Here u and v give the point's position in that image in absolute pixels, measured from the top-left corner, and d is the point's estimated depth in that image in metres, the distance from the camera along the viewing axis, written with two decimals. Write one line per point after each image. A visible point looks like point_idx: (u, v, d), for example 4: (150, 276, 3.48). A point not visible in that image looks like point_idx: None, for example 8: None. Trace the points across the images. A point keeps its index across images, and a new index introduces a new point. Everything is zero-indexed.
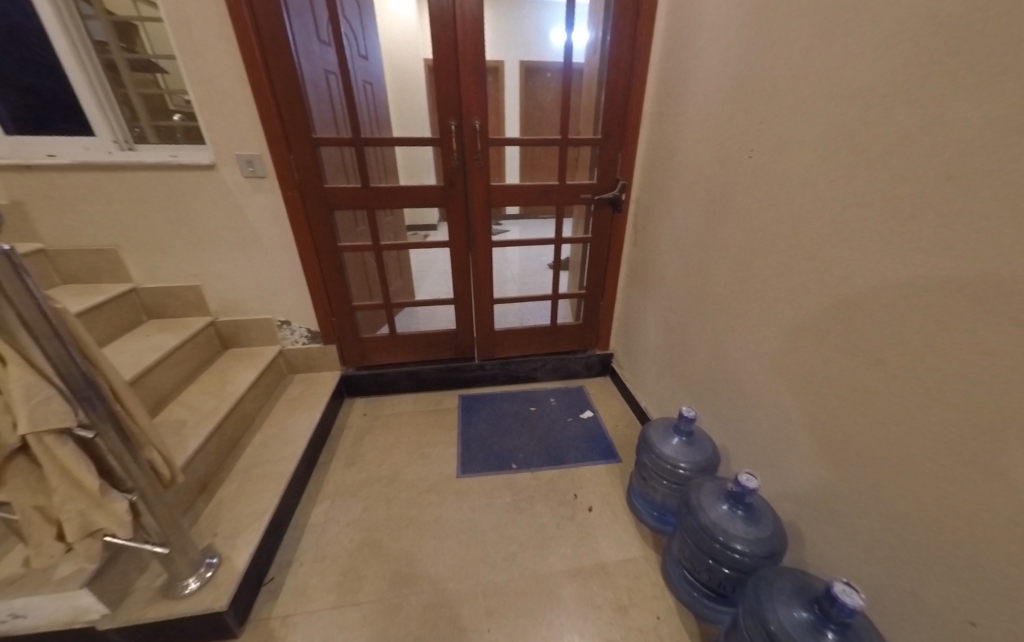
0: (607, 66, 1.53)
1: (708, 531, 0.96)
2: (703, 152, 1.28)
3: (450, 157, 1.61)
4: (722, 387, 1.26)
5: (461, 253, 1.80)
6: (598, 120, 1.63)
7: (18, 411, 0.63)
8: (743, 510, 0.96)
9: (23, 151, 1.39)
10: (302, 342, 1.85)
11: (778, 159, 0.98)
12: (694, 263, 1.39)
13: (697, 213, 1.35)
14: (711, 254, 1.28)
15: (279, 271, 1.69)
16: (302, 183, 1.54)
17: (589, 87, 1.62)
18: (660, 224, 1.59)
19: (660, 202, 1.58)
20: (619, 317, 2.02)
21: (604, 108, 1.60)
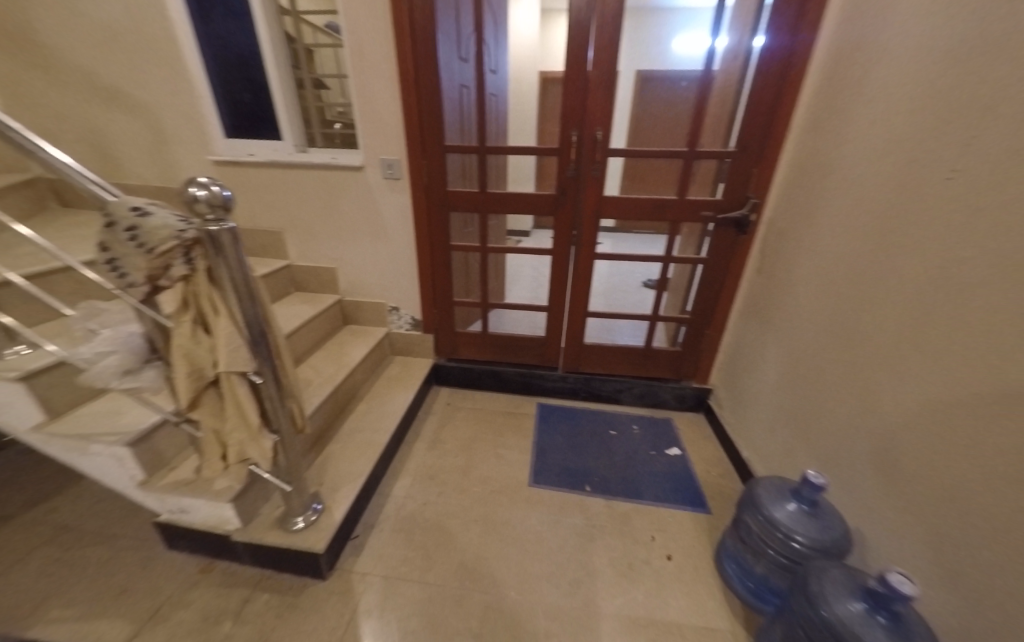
0: (757, 75, 1.40)
1: (833, 629, 0.81)
2: (872, 176, 1.11)
3: (566, 167, 1.63)
4: (871, 456, 1.07)
5: (563, 261, 1.80)
6: (736, 131, 1.50)
7: (221, 353, 0.81)
8: (887, 617, 0.78)
9: (232, 150, 1.73)
10: (405, 328, 2.04)
11: (998, 197, 0.80)
12: (840, 304, 1.21)
13: (853, 245, 1.16)
14: (872, 297, 1.09)
15: (398, 263, 1.89)
16: (428, 185, 1.70)
17: (727, 96, 1.51)
18: (797, 253, 1.41)
19: (800, 225, 1.39)
20: (726, 350, 1.82)
21: (743, 121, 1.47)
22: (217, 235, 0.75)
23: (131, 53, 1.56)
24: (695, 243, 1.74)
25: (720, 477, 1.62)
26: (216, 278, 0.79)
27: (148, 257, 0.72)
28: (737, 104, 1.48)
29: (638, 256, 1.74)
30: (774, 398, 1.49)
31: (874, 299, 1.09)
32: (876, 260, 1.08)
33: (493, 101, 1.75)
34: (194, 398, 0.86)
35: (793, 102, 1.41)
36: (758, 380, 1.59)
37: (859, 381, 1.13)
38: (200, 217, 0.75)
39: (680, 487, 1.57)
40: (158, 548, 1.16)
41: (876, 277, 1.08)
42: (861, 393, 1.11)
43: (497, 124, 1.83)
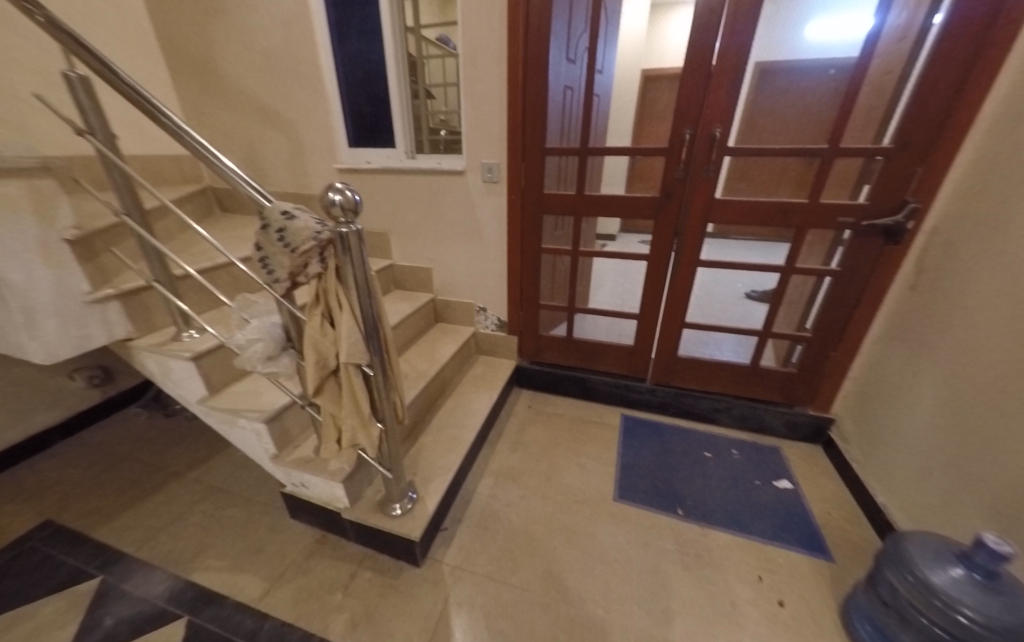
0: (933, 58, 1.18)
1: None
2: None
3: (673, 168, 1.53)
4: None
5: (660, 268, 1.70)
6: (894, 125, 1.28)
7: (342, 347, 0.88)
8: None
9: (352, 159, 1.91)
10: (491, 329, 2.09)
11: None
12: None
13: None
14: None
15: (490, 265, 1.93)
16: (526, 187, 1.71)
17: (888, 83, 1.29)
18: (978, 267, 1.15)
19: (984, 235, 1.14)
20: (857, 376, 1.57)
21: (905, 111, 1.25)
22: (346, 236, 0.81)
23: (281, 77, 1.80)
24: (825, 253, 1.52)
25: (844, 522, 1.39)
26: (342, 276, 0.86)
27: (292, 256, 0.82)
28: (901, 93, 1.27)
29: (754, 265, 1.56)
30: (926, 440, 1.24)
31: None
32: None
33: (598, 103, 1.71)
34: (319, 386, 0.94)
35: (983, 88, 1.16)
36: (903, 416, 1.33)
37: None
38: (333, 220, 0.81)
39: (792, 525, 1.37)
40: (282, 516, 1.31)
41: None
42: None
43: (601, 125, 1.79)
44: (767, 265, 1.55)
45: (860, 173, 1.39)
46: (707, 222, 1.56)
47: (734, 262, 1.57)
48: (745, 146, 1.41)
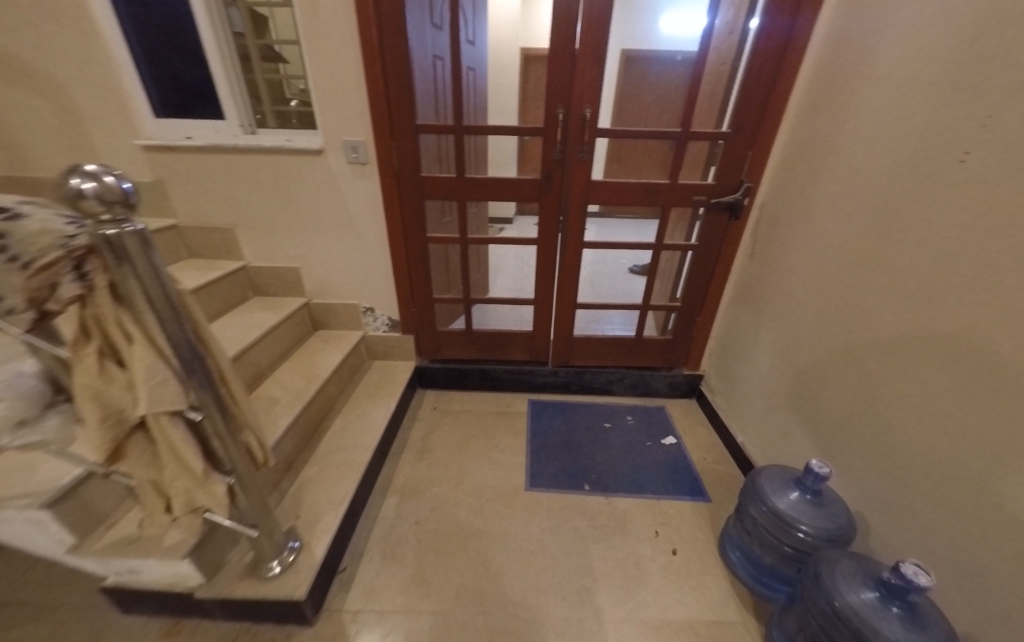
0: (756, 52, 1.33)
1: (848, 623, 0.78)
2: (869, 157, 1.07)
3: (552, 150, 1.50)
4: (870, 440, 1.06)
5: (549, 252, 1.70)
6: (729, 112, 1.44)
7: (139, 391, 0.66)
8: (903, 609, 0.75)
9: (165, 133, 1.50)
10: (382, 330, 1.88)
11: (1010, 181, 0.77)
12: (836, 290, 1.19)
13: (850, 231, 1.14)
14: (870, 283, 1.07)
15: (370, 259, 1.71)
16: (400, 169, 1.53)
17: (721, 75, 1.44)
18: (790, 238, 1.38)
19: (795, 209, 1.36)
20: (717, 336, 1.81)
21: (736, 100, 1.41)
22: (117, 239, 0.59)
23: (24, 14, 1.28)
24: (686, 229, 1.68)
25: (717, 464, 1.60)
26: (122, 295, 0.63)
27: (22, 274, 0.55)
28: (733, 84, 1.42)
29: (632, 245, 1.66)
30: (770, 385, 1.47)
31: (875, 288, 1.06)
32: (878, 246, 1.05)
33: (470, 80, 1.62)
34: (118, 446, 0.72)
35: (790, 82, 1.35)
36: (753, 367, 1.56)
37: (856, 368, 1.12)
38: (90, 218, 0.59)
39: (678, 477, 1.53)
40: (109, 615, 0.99)
41: (878, 263, 1.05)
42: (860, 380, 1.10)
43: (474, 101, 1.68)
44: (641, 245, 1.66)
45: (706, 156, 1.55)
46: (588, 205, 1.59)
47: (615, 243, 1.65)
48: (613, 129, 1.45)
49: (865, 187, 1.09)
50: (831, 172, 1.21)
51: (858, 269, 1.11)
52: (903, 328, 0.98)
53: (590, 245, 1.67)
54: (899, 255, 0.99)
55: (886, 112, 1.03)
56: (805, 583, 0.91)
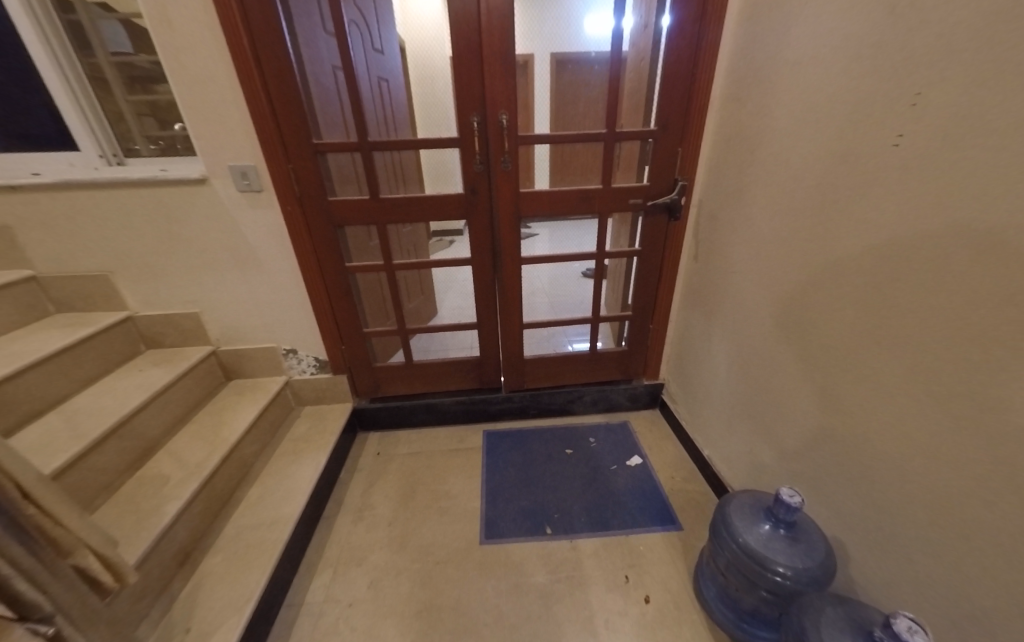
0: (673, 45, 1.25)
1: None
2: (798, 147, 1.00)
3: (472, 162, 1.37)
4: (836, 453, 0.97)
5: (486, 271, 1.55)
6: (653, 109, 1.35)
7: None
8: None
9: (8, 169, 1.28)
10: (309, 372, 1.65)
11: (945, 169, 0.70)
12: (783, 290, 1.10)
13: (790, 227, 1.06)
14: (817, 281, 0.99)
15: (282, 295, 1.49)
16: (303, 194, 1.34)
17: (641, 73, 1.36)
18: (732, 236, 1.30)
19: (732, 206, 1.28)
20: (673, 342, 1.70)
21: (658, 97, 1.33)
22: None
23: None
24: (628, 233, 1.57)
25: (686, 482, 1.49)
26: None
27: None
28: (654, 80, 1.34)
29: (573, 256, 1.54)
30: (729, 393, 1.37)
31: (823, 286, 0.98)
32: (820, 242, 0.97)
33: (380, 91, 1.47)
34: None
35: (711, 75, 1.28)
36: (711, 375, 1.46)
37: (813, 374, 1.03)
38: None
39: (647, 503, 1.41)
40: None
41: (822, 259, 0.97)
42: (819, 387, 1.01)
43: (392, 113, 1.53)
44: (583, 255, 1.54)
45: (637, 157, 1.45)
46: (520, 218, 1.46)
47: (554, 256, 1.53)
48: (556, 131, 1.33)
49: (799, 179, 1.01)
50: (763, 165, 1.13)
51: (802, 267, 1.03)
52: (857, 328, 0.89)
53: (529, 261, 1.53)
54: (843, 250, 0.91)
55: (811, 98, 0.95)
56: (789, 638, 0.79)
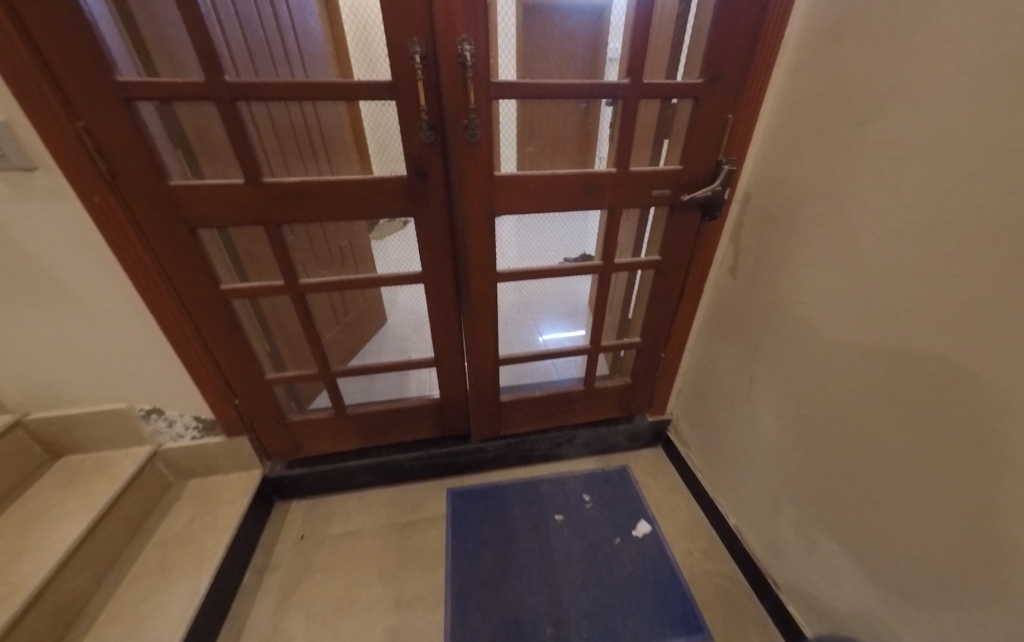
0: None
1: None
2: (945, 120, 0.59)
3: (415, 126, 0.86)
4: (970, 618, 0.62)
5: (444, 289, 1.08)
6: (699, 50, 0.88)
7: None
8: None
9: None
10: (190, 437, 1.13)
11: None
12: (878, 347, 0.72)
13: (899, 255, 0.67)
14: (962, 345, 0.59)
15: (118, 334, 0.95)
16: (120, 174, 0.79)
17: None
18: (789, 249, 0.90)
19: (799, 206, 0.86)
20: (688, 371, 1.34)
21: (702, 29, 0.87)
22: None
23: None
24: (638, 234, 1.14)
25: (706, 559, 1.17)
26: None
27: None
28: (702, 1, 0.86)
29: (570, 269, 1.10)
30: (770, 457, 1.03)
31: (959, 355, 0.60)
32: (965, 288, 0.58)
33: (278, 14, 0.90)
34: None
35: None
36: (747, 428, 1.11)
37: (931, 486, 0.65)
38: None
39: (665, 601, 1.07)
40: None
41: (965, 311, 0.59)
42: (928, 503, 0.67)
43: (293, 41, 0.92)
44: (579, 267, 1.10)
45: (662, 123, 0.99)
46: (492, 214, 0.98)
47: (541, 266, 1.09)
48: (522, 79, 0.85)
49: (942, 177, 0.60)
50: (863, 143, 0.71)
51: (918, 314, 0.65)
52: None
53: (508, 273, 1.08)
54: (1020, 313, 0.53)
55: (990, 23, 0.53)
56: None
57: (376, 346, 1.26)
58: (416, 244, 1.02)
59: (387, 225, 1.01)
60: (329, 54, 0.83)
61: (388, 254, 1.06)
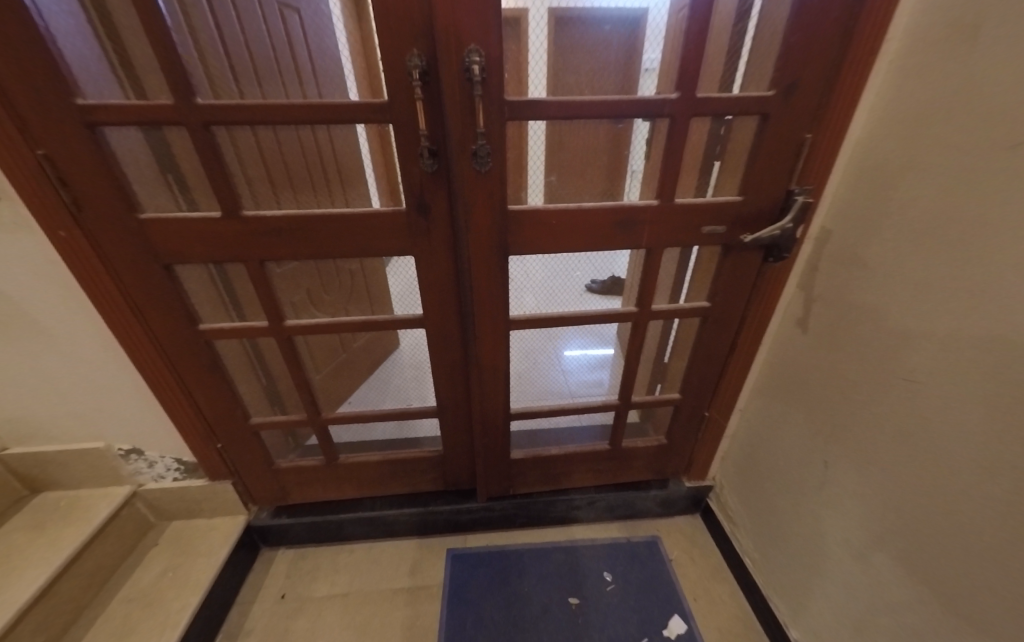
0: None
1: None
2: None
3: (415, 152, 0.73)
4: None
5: (449, 335, 0.94)
6: (770, 57, 0.70)
7: None
8: None
9: None
10: (171, 480, 1.04)
11: None
12: None
13: None
14: None
15: (95, 372, 0.87)
16: (86, 206, 0.70)
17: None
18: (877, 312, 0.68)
19: (894, 254, 0.65)
20: (737, 434, 1.11)
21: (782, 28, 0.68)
22: None
23: None
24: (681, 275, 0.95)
25: None
26: None
27: None
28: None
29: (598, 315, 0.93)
30: (843, 568, 0.80)
31: None
32: None
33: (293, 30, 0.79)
34: None
35: None
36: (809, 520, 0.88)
37: None
38: None
39: None
40: None
41: None
42: None
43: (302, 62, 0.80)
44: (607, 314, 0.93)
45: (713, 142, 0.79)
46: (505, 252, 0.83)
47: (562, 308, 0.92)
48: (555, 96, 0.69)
49: None
50: (1010, 175, 0.49)
51: None
52: None
53: (521, 319, 0.92)
54: None
55: None
56: None
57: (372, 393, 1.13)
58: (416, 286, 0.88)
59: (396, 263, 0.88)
60: (354, 76, 0.71)
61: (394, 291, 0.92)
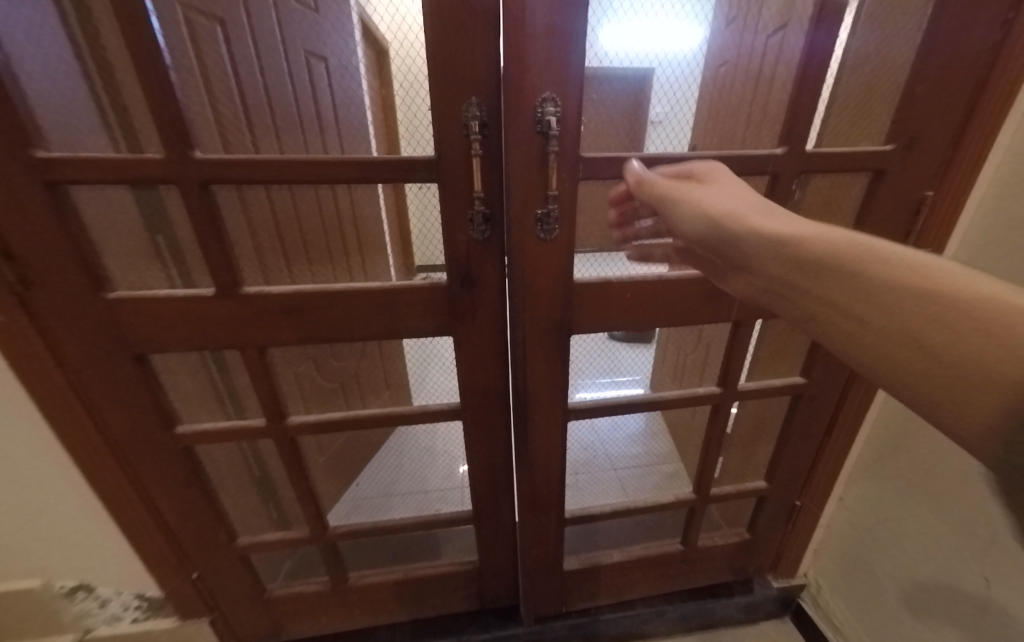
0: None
1: None
2: None
3: (464, 215, 0.59)
4: None
5: (493, 425, 0.77)
6: (887, 108, 0.60)
7: None
8: None
9: None
10: (128, 621, 0.80)
11: None
12: None
13: None
14: None
15: (40, 490, 0.67)
16: (37, 289, 0.54)
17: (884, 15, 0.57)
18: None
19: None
20: (831, 529, 0.92)
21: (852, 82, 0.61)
22: None
23: None
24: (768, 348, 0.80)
25: None
26: None
27: None
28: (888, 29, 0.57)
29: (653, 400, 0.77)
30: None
31: None
32: None
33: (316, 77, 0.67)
34: None
35: None
36: (909, 557, 0.75)
37: None
38: None
39: None
40: None
41: None
42: None
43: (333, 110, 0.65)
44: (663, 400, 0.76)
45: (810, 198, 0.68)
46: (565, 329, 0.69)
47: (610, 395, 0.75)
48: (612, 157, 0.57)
49: None
50: None
51: None
52: None
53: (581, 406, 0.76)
54: None
55: None
56: None
57: (385, 497, 0.96)
58: (456, 377, 0.74)
59: (430, 345, 0.75)
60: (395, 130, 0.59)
61: (428, 382, 0.79)
